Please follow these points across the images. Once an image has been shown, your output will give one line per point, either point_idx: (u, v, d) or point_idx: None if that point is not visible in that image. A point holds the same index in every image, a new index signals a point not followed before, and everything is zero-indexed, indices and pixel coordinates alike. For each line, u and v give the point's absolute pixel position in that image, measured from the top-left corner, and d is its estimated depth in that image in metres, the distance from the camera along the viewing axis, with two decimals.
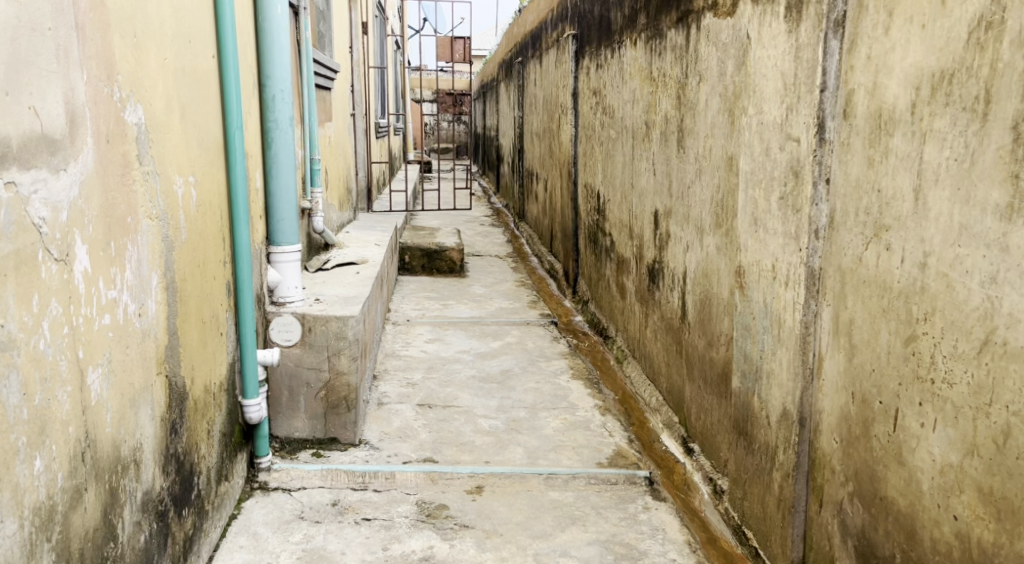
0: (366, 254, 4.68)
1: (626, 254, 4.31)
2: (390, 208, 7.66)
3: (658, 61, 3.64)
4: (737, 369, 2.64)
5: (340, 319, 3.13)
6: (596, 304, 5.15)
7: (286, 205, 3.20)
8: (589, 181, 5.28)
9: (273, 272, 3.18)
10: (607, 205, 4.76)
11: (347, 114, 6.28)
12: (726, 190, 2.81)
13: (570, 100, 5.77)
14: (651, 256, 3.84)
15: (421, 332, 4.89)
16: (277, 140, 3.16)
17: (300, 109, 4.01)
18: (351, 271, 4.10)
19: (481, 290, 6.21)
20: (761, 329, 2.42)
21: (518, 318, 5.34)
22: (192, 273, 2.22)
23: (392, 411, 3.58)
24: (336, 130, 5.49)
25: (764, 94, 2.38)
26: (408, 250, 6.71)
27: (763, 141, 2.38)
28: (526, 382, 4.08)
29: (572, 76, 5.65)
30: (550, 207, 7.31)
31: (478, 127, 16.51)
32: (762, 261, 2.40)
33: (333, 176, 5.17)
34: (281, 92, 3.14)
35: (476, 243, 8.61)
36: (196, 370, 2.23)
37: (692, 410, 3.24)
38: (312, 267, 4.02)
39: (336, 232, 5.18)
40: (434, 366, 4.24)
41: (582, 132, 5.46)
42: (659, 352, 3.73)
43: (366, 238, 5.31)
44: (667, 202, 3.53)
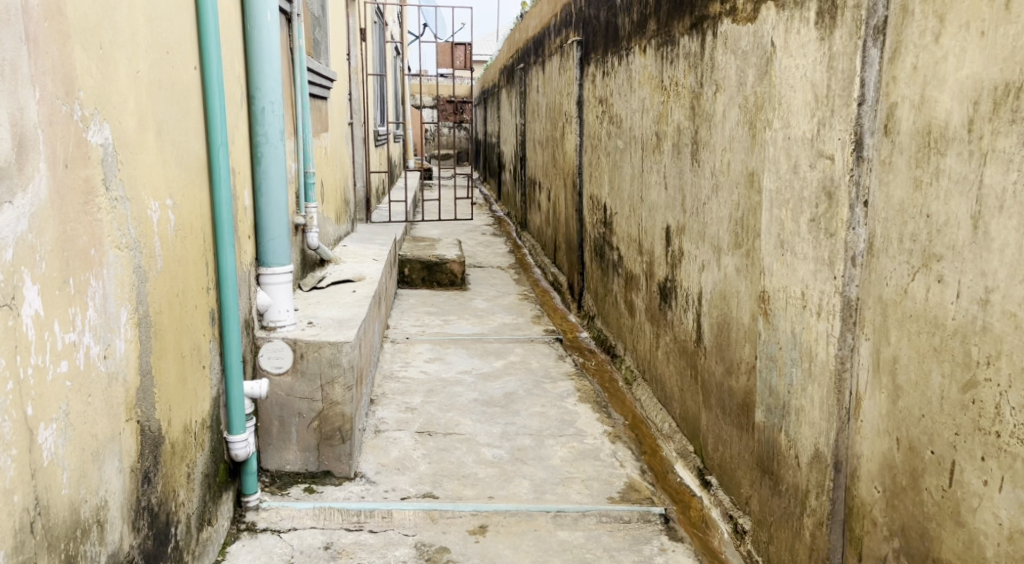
0: (363, 270, 4.50)
1: (635, 270, 4.13)
2: (390, 218, 7.48)
3: (670, 70, 3.46)
4: (761, 403, 2.45)
5: (334, 346, 2.94)
6: (603, 320, 4.97)
7: (276, 224, 3.01)
8: (595, 193, 5.10)
9: (263, 295, 2.99)
10: (614, 218, 4.58)
11: (345, 123, 6.11)
12: (746, 208, 2.63)
13: (574, 109, 5.59)
14: (662, 274, 3.65)
15: (421, 350, 4.71)
16: (266, 155, 2.97)
17: (293, 121, 3.83)
18: (347, 290, 3.92)
19: (483, 304, 6.03)
20: (788, 361, 2.24)
21: (522, 334, 5.15)
22: (169, 304, 2.03)
23: (390, 440, 3.40)
24: (333, 140, 5.32)
25: (791, 107, 2.20)
26: (408, 263, 6.53)
27: (790, 158, 2.20)
28: (531, 405, 3.89)
29: (577, 84, 5.47)
30: (553, 218, 7.14)
31: (479, 133, 16.35)
32: (790, 288, 2.22)
33: (329, 187, 5.00)
34: (271, 104, 2.95)
35: (478, 253, 8.44)
36: (173, 410, 2.04)
37: (709, 440, 3.05)
38: (306, 285, 3.84)
39: (333, 246, 5.00)
40: (435, 388, 4.06)
41: (587, 142, 5.28)
42: (671, 376, 3.54)
43: (364, 252, 5.13)
44: (680, 218, 3.34)
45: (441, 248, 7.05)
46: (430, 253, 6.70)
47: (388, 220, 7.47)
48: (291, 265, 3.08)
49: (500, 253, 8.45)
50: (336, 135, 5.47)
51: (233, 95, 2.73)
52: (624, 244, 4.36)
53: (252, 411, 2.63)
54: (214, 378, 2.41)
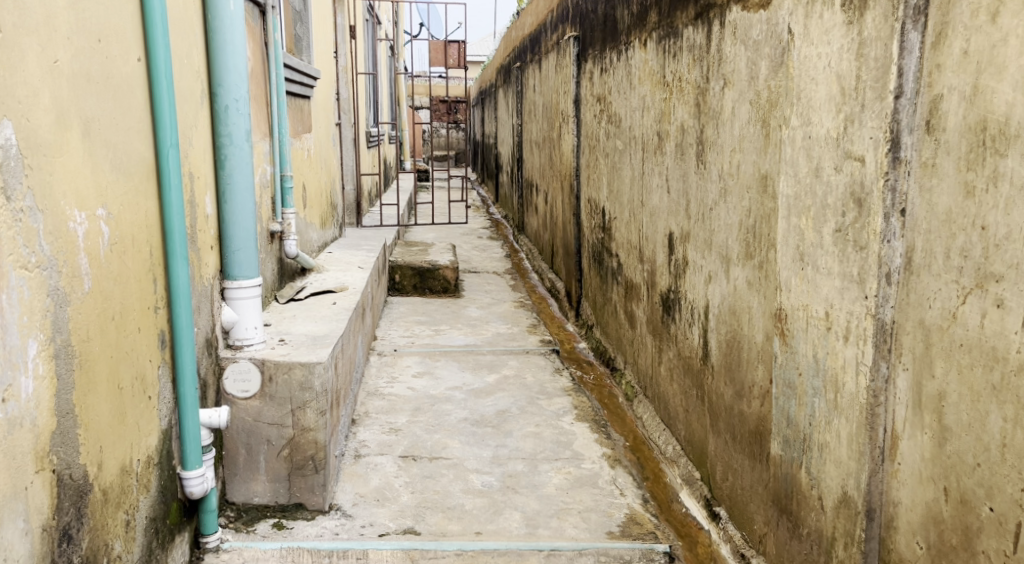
0: (346, 279, 4.24)
1: (636, 279, 3.87)
2: (382, 223, 7.22)
3: (673, 64, 3.20)
4: (777, 433, 2.19)
5: (305, 367, 2.68)
6: (602, 330, 4.72)
7: (242, 233, 2.75)
8: (593, 196, 4.84)
9: (229, 311, 2.74)
10: (613, 224, 4.32)
11: (332, 124, 5.85)
12: (760, 215, 2.37)
13: (571, 107, 5.33)
14: (665, 284, 3.39)
15: (410, 364, 4.45)
16: (230, 157, 2.70)
17: (268, 121, 3.57)
18: (327, 301, 3.66)
19: (477, 312, 5.76)
20: (809, 389, 1.98)
21: (516, 345, 4.89)
22: (100, 330, 1.77)
23: (370, 465, 3.14)
24: (317, 141, 5.05)
25: (811, 101, 1.94)
26: (399, 269, 6.27)
27: (811, 159, 1.94)
28: (524, 425, 3.63)
29: (574, 81, 5.21)
30: (550, 222, 6.88)
31: (477, 134, 16.09)
32: (811, 306, 1.96)
33: (312, 191, 4.73)
34: (235, 102, 2.69)
35: (474, 257, 8.17)
36: (106, 451, 1.78)
37: (717, 468, 2.80)
38: (283, 298, 3.58)
39: (316, 254, 4.74)
40: (422, 406, 3.80)
41: (585, 142, 5.01)
42: (675, 395, 3.29)
43: (350, 260, 4.87)
44: (685, 225, 3.08)
45: (433, 253, 6.79)
46: (422, 258, 6.44)
47: (379, 224, 7.21)
48: (260, 278, 2.82)
49: (496, 257, 8.19)
50: (321, 136, 5.20)
51: (190, 91, 2.47)
52: (624, 251, 4.10)
53: (211, 442, 2.37)
54: (163, 409, 2.15)
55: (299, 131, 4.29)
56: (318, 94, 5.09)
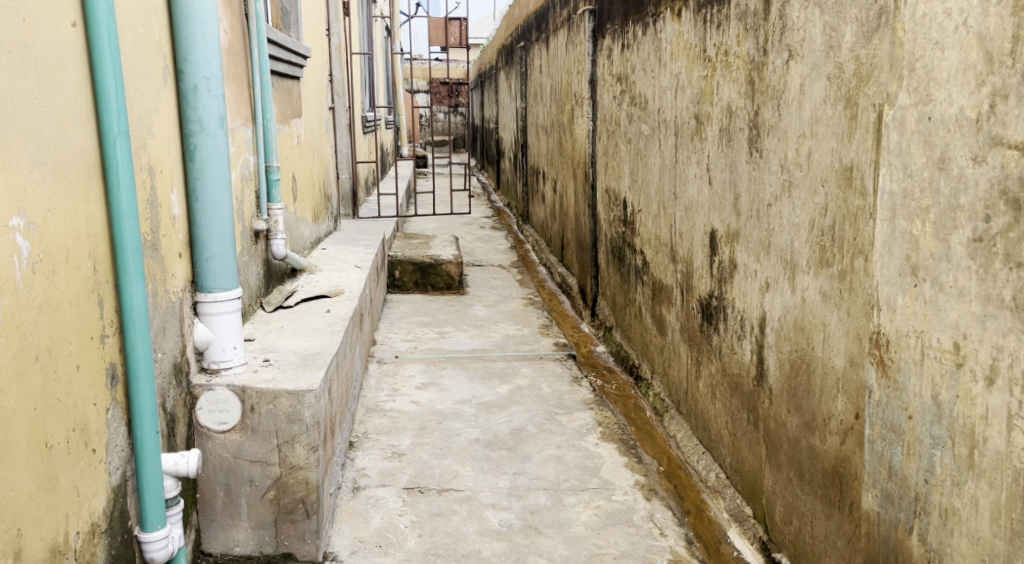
0: (341, 281, 3.82)
1: (667, 281, 3.46)
2: (379, 214, 6.79)
3: (716, 35, 2.77)
4: (871, 483, 1.79)
5: (293, 396, 2.27)
6: (623, 333, 4.31)
7: (217, 237, 2.33)
8: (612, 186, 4.42)
9: (204, 328, 2.32)
10: (638, 217, 3.91)
11: (325, 107, 5.42)
12: (841, 215, 1.96)
13: (586, 89, 4.90)
14: (706, 288, 2.99)
15: (412, 373, 4.03)
16: (200, 147, 2.27)
17: (249, 106, 3.14)
18: (320, 308, 3.25)
19: (484, 312, 5.35)
20: (925, 438, 1.57)
21: (529, 350, 4.49)
22: (16, 375, 1.35)
23: (371, 501, 2.74)
24: (308, 127, 4.62)
25: (931, 72, 1.52)
26: (399, 264, 5.85)
27: (931, 148, 1.52)
28: (543, 446, 3.23)
29: (589, 60, 4.78)
30: (559, 212, 6.47)
31: (476, 119, 15.63)
32: (928, 334, 1.55)
33: (302, 182, 4.31)
34: (206, 81, 2.26)
35: (477, 249, 7.76)
36: (25, 533, 1.37)
37: (776, 507, 2.40)
38: (269, 305, 3.16)
39: (307, 251, 4.31)
40: (427, 425, 3.39)
41: (603, 127, 4.59)
42: (718, 415, 2.89)
43: (345, 257, 4.44)
44: (734, 222, 2.67)
45: (435, 247, 6.37)
46: (423, 252, 6.02)
47: (376, 216, 6.78)
48: (239, 288, 2.40)
49: (501, 249, 7.77)
50: (312, 121, 4.78)
51: (148, 67, 2.04)
52: (652, 249, 3.69)
53: (178, 491, 1.95)
54: (113, 462, 1.73)
55: (287, 115, 3.86)
56: (309, 74, 4.66)
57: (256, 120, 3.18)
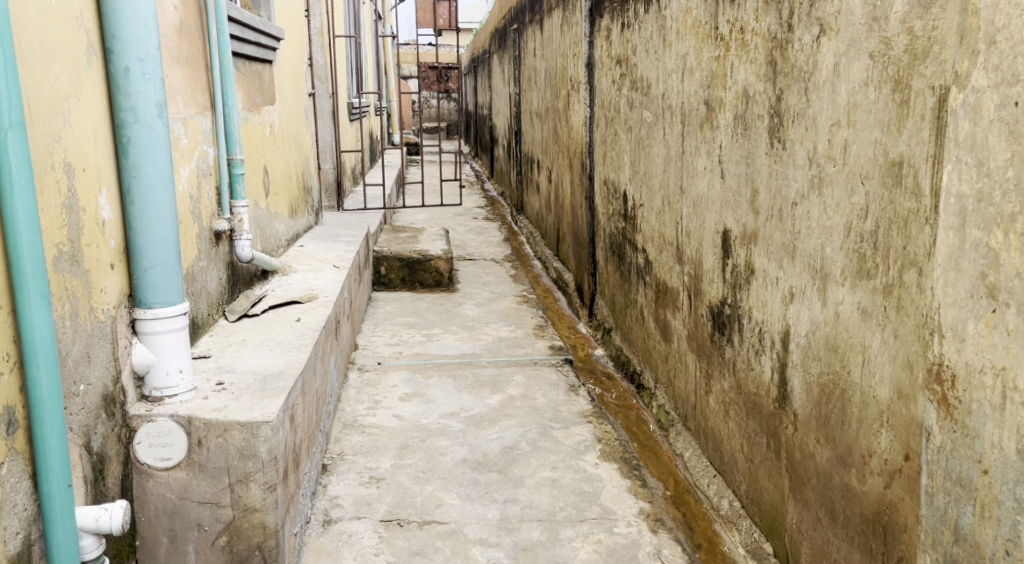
0: (316, 283, 3.51)
1: (673, 283, 3.17)
2: (365, 206, 6.47)
3: (729, 10, 2.46)
4: (930, 544, 1.49)
5: (246, 428, 1.96)
6: (623, 336, 4.02)
7: (158, 244, 2.01)
8: (612, 178, 4.11)
9: (144, 349, 2.02)
10: (640, 212, 3.61)
11: (303, 93, 5.09)
12: (886, 219, 1.66)
13: (582, 73, 4.59)
14: (716, 294, 2.69)
15: (396, 382, 3.73)
16: (135, 140, 1.95)
17: (207, 92, 2.83)
18: (290, 316, 2.94)
19: (474, 311, 5.04)
20: (1006, 500, 1.27)
21: (522, 354, 4.19)
22: None
23: (343, 537, 2.44)
24: (283, 115, 4.29)
25: (1018, 45, 1.21)
26: (385, 260, 5.53)
27: (1017, 141, 1.22)
28: (537, 467, 2.93)
29: (587, 43, 4.46)
30: (554, 203, 6.16)
31: (469, 105, 15.26)
32: (1011, 371, 1.25)
33: (275, 175, 3.98)
34: (140, 63, 1.93)
35: (469, 242, 7.46)
36: None
37: (802, 549, 2.10)
38: (233, 314, 2.85)
39: (282, 250, 4.00)
40: (410, 443, 3.10)
41: (602, 114, 4.28)
42: (732, 436, 2.59)
43: (324, 255, 4.13)
44: (752, 222, 2.36)
45: (424, 240, 6.06)
46: (410, 247, 5.70)
47: (362, 208, 6.46)
48: (185, 302, 2.08)
49: (494, 242, 7.46)
50: (288, 108, 4.45)
51: (62, 45, 1.71)
52: (656, 247, 3.38)
53: (103, 550, 1.66)
54: (12, 526, 1.42)
55: (255, 102, 3.54)
56: (284, 56, 4.33)
57: (216, 107, 2.85)
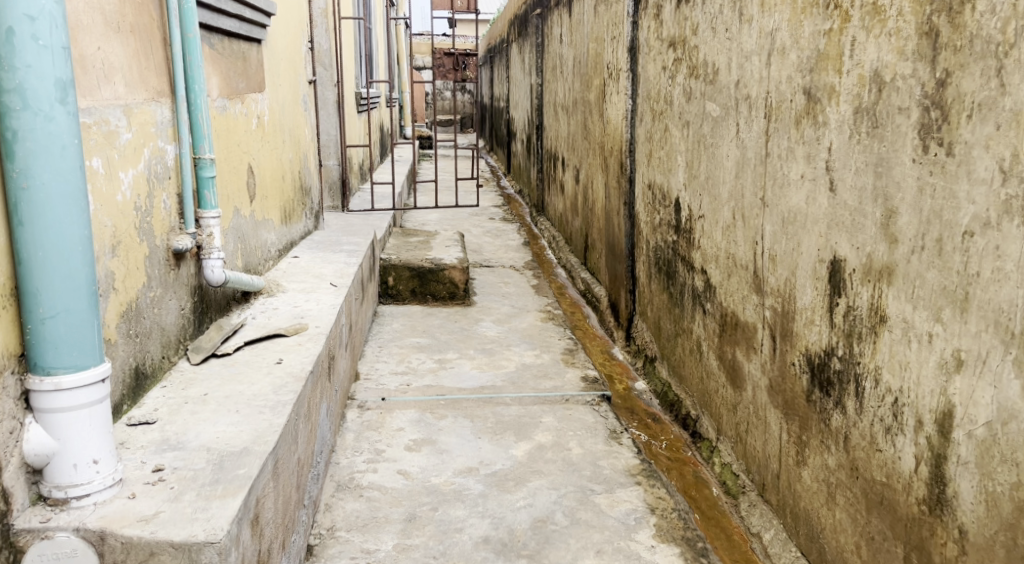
0: (308, 308, 2.91)
1: (747, 316, 2.56)
2: (372, 208, 5.88)
3: None
4: None
5: (181, 552, 1.36)
6: (672, 370, 3.42)
7: (61, 285, 1.41)
8: (661, 182, 3.51)
9: (41, 434, 1.42)
10: (701, 226, 3.02)
11: (304, 79, 4.51)
12: None
13: (624, 59, 3.99)
14: (817, 340, 2.08)
15: (402, 424, 3.14)
16: (23, 135, 1.34)
17: (166, 73, 2.23)
18: (269, 357, 2.34)
19: (493, 331, 4.44)
20: None
21: (550, 388, 3.59)
22: None
23: None
24: (277, 105, 3.71)
25: None
26: (393, 270, 4.94)
27: None
28: (579, 551, 2.32)
29: (631, 24, 3.86)
30: (583, 206, 5.58)
31: (485, 98, 14.67)
32: None
33: (263, 175, 3.40)
34: (31, 22, 1.32)
35: (485, 246, 6.87)
36: None
37: None
38: (196, 356, 2.26)
39: (270, 264, 3.41)
40: (418, 512, 2.49)
41: (649, 107, 3.67)
42: (839, 529, 1.98)
43: (322, 269, 3.54)
44: (885, 253, 1.74)
45: (438, 246, 5.47)
46: (422, 255, 5.11)
47: (369, 209, 5.88)
48: (105, 364, 1.48)
49: (513, 247, 6.87)
50: (283, 96, 3.87)
51: None
52: (724, 271, 2.77)
53: None
54: None
55: (236, 89, 2.95)
56: (278, 36, 3.75)
57: (178, 93, 2.25)
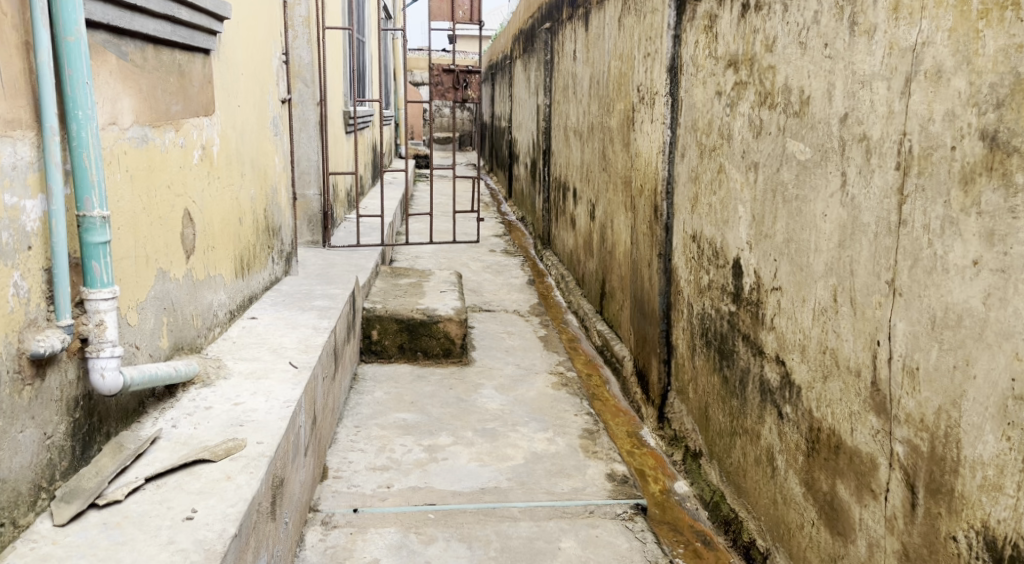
0: (256, 407, 2.18)
1: (859, 443, 1.84)
2: (358, 244, 5.16)
3: None
4: None
5: None
6: (727, 476, 2.69)
7: None
8: (715, 235, 2.81)
9: None
10: (778, 302, 2.30)
11: (275, 98, 3.81)
12: None
13: (660, 80, 3.30)
14: (1007, 519, 1.36)
15: (378, 553, 2.40)
16: None
17: (28, 91, 1.51)
18: (178, 508, 1.61)
19: (496, 403, 3.71)
20: None
21: (569, 492, 2.86)
22: None
23: None
24: (233, 130, 3.00)
25: None
26: (378, 322, 4.19)
27: None
28: None
29: (671, 38, 3.18)
30: (599, 247, 4.88)
31: (486, 116, 14.00)
32: None
33: (208, 220, 2.68)
34: None
35: (485, 284, 6.15)
36: None
37: None
38: (62, 514, 1.53)
39: (213, 333, 2.68)
40: None
41: (697, 139, 2.97)
42: None
43: (285, 340, 2.81)
44: None
45: (431, 291, 4.75)
46: (412, 303, 4.37)
47: (354, 245, 5.17)
48: None
49: (516, 286, 6.14)
50: (243, 119, 3.17)
51: None
52: (818, 369, 2.05)
53: None
54: None
55: (165, 113, 2.24)
56: (237, 45, 3.05)
57: (47, 121, 1.53)
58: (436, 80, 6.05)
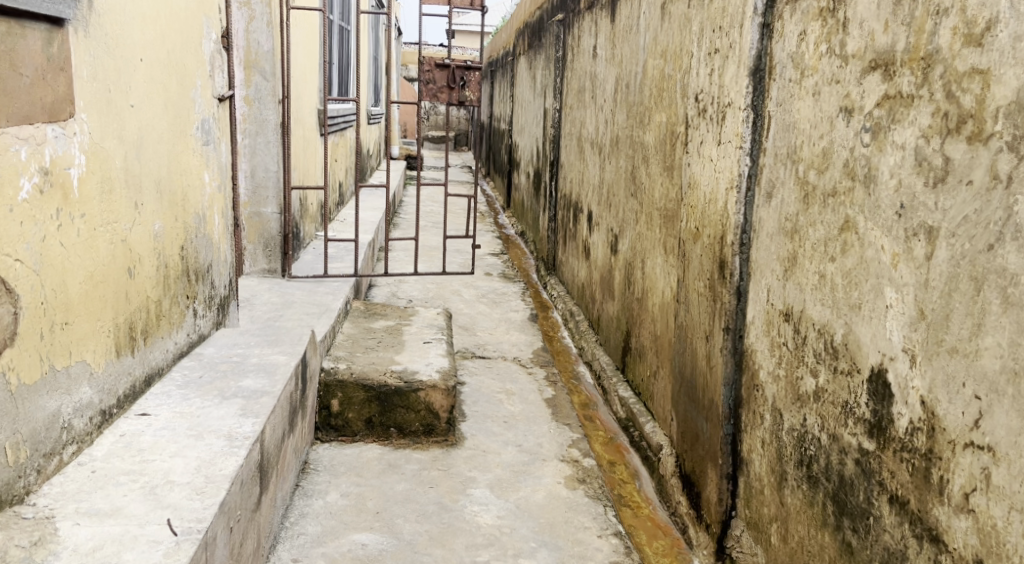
0: None
1: None
2: (325, 274, 4.20)
3: None
4: None
5: None
6: None
7: None
8: (834, 321, 1.86)
9: None
10: (977, 470, 1.36)
11: (210, 93, 2.86)
12: None
13: (736, 83, 2.36)
14: None
15: None
16: None
17: None
18: None
19: (492, 512, 2.76)
20: None
21: None
22: None
23: None
24: (119, 135, 2.04)
25: None
26: (339, 389, 3.21)
27: None
28: None
29: (758, 28, 2.25)
30: (623, 289, 3.94)
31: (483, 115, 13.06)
32: None
33: (61, 281, 1.74)
34: None
35: (478, 319, 5.21)
36: None
37: None
38: None
39: (56, 460, 1.73)
40: None
41: (800, 175, 2.03)
42: None
43: (180, 463, 1.85)
44: None
45: (411, 339, 3.78)
46: (385, 361, 3.40)
47: (320, 275, 4.21)
48: None
49: (516, 321, 5.20)
50: (144, 123, 2.21)
51: None
52: None
53: None
54: None
55: None
56: (129, 14, 2.09)
57: None
58: (427, 77, 5.10)
